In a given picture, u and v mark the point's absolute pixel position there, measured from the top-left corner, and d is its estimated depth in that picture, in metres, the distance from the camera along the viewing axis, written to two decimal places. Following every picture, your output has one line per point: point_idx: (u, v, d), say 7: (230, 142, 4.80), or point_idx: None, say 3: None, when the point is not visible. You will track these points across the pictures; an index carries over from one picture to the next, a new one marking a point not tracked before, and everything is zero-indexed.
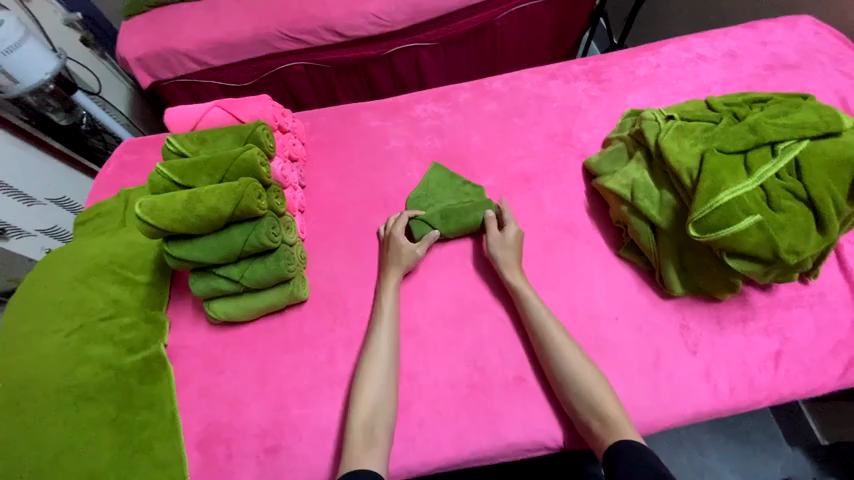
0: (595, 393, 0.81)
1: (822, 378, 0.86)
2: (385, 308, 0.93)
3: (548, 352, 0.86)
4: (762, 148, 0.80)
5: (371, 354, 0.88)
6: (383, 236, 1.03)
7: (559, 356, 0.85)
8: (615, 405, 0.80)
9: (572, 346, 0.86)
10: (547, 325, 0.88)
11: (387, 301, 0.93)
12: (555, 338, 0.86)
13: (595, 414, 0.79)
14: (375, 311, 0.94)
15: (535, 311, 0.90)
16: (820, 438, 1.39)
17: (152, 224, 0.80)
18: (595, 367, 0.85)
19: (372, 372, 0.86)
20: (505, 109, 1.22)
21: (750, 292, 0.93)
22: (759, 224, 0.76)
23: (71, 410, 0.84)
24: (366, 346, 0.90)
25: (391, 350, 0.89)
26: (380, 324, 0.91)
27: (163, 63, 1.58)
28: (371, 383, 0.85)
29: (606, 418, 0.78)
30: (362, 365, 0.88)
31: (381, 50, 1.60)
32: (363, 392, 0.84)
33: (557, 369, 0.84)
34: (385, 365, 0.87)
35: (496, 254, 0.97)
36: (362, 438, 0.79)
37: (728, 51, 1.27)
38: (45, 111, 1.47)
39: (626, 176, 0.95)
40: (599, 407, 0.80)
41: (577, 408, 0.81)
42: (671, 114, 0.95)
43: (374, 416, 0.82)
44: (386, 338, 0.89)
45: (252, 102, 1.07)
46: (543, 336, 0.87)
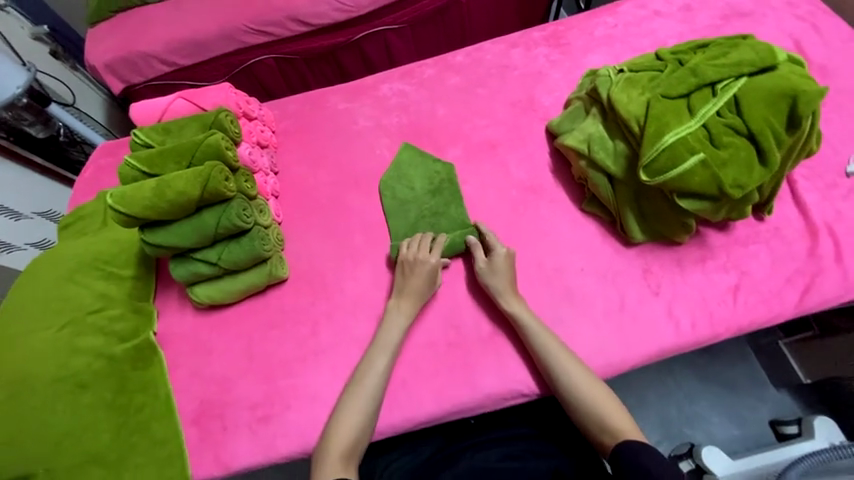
0: (599, 406, 0.81)
1: (779, 306, 0.91)
2: (383, 340, 0.91)
3: (551, 373, 0.86)
4: (703, 90, 0.85)
5: (358, 384, 0.87)
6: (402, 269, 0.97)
7: (562, 375, 0.85)
8: (620, 414, 0.81)
9: (573, 363, 0.85)
10: (547, 346, 0.87)
11: (384, 336, 0.91)
12: (557, 358, 0.86)
13: (605, 429, 0.80)
14: (371, 346, 0.91)
15: (533, 333, 0.88)
16: (802, 378, 1.33)
17: (125, 213, 0.85)
18: (600, 382, 0.84)
19: (355, 402, 0.85)
20: (468, 81, 1.24)
21: (709, 233, 0.96)
22: (703, 161, 0.80)
23: (70, 398, 0.89)
24: (354, 376, 0.89)
25: (379, 382, 0.88)
26: (373, 357, 0.89)
27: (131, 66, 1.58)
28: (354, 411, 0.84)
29: (613, 430, 0.79)
30: (347, 393, 0.87)
31: (348, 36, 1.60)
32: (342, 419, 0.84)
33: (561, 387, 0.85)
34: (373, 396, 0.86)
35: (488, 278, 0.94)
36: (339, 464, 0.80)
37: (684, 4, 1.28)
38: (22, 126, 1.46)
39: (582, 132, 0.98)
40: (605, 418, 0.80)
41: (584, 422, 0.83)
42: (621, 68, 0.99)
43: (352, 442, 0.82)
44: (376, 370, 0.88)
45: (213, 91, 1.11)
46: (544, 357, 0.87)
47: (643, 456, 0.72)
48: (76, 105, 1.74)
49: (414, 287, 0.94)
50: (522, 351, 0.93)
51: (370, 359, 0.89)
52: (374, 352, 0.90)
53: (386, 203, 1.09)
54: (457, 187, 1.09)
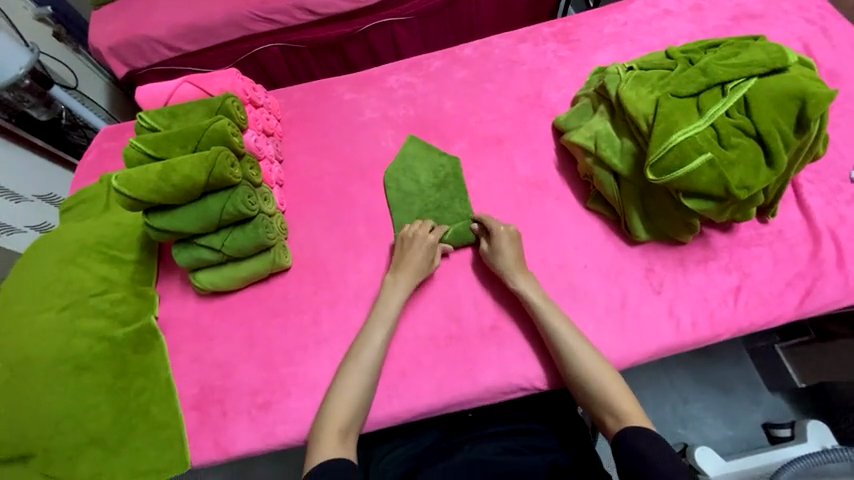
0: (607, 389, 0.82)
1: (779, 309, 0.91)
2: (380, 315, 0.91)
3: (560, 355, 0.86)
4: (713, 89, 0.85)
5: (354, 359, 0.88)
6: (399, 246, 0.99)
7: (571, 357, 0.85)
8: (628, 399, 0.81)
9: (584, 346, 0.86)
10: (558, 328, 0.87)
11: (382, 312, 0.92)
12: (567, 341, 0.86)
13: (609, 409, 0.80)
14: (369, 320, 0.92)
15: (544, 315, 0.89)
16: (797, 381, 1.39)
17: (129, 196, 0.85)
18: (607, 363, 0.85)
19: (351, 377, 0.86)
20: (476, 75, 1.24)
21: (712, 234, 0.97)
22: (711, 161, 0.80)
23: (70, 379, 0.89)
24: (350, 352, 0.89)
25: (376, 357, 0.88)
26: (370, 332, 0.90)
27: (136, 50, 1.57)
28: (351, 386, 0.85)
29: (620, 414, 0.79)
30: (343, 369, 0.88)
31: (355, 26, 1.59)
32: (339, 393, 0.85)
33: (570, 369, 0.85)
34: (369, 372, 0.87)
35: (498, 261, 0.94)
36: (335, 439, 0.80)
37: (694, 4, 1.27)
38: (24, 107, 1.46)
39: (590, 129, 0.98)
40: (613, 402, 0.81)
41: (590, 404, 0.83)
42: (630, 65, 0.99)
43: (349, 418, 0.83)
44: (371, 344, 0.88)
45: (220, 77, 1.10)
46: (554, 338, 0.87)
47: (642, 446, 0.73)
48: (78, 89, 1.73)
49: (412, 262, 0.95)
50: (523, 345, 0.93)
51: (367, 333, 0.90)
52: (371, 327, 0.90)
53: (390, 195, 1.09)
54: (462, 181, 1.09)
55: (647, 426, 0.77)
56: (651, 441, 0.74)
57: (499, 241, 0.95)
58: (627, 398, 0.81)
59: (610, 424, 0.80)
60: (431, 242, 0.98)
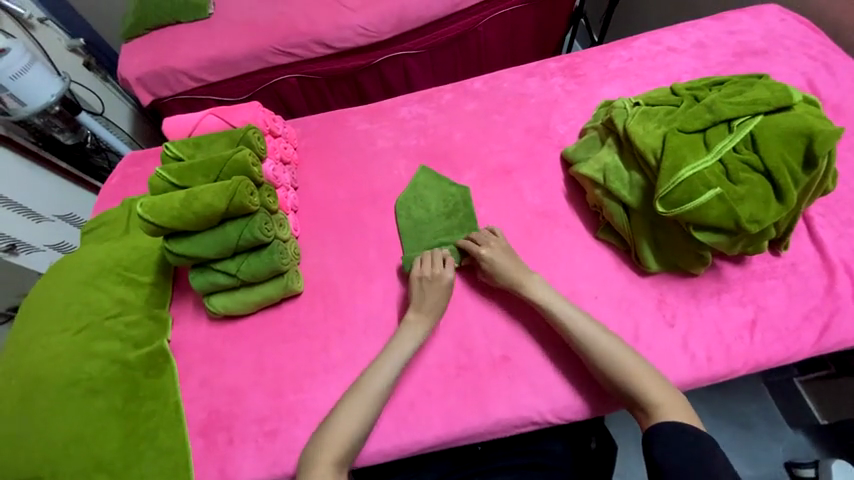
0: (638, 384, 0.81)
1: (797, 343, 0.89)
2: (396, 352, 0.90)
3: (586, 354, 0.86)
4: (720, 126, 0.87)
5: (360, 391, 0.86)
6: (413, 280, 0.99)
7: (597, 356, 0.85)
8: (660, 392, 0.80)
9: (605, 337, 0.86)
10: (580, 327, 0.88)
11: (397, 346, 0.91)
12: (591, 339, 0.86)
13: (638, 401, 0.81)
14: (383, 351, 0.91)
15: (564, 317, 0.90)
16: (819, 418, 1.34)
17: (152, 222, 0.88)
18: (631, 350, 0.85)
19: (356, 408, 0.84)
20: (486, 107, 1.28)
21: (724, 265, 0.96)
22: (719, 196, 0.81)
23: (81, 403, 0.89)
24: (357, 382, 0.88)
25: (381, 389, 0.87)
26: (380, 367, 0.89)
27: (163, 81, 1.66)
28: (351, 418, 0.84)
29: (652, 409, 0.79)
30: (347, 399, 0.86)
31: (369, 59, 1.67)
32: (339, 420, 0.84)
33: (597, 367, 0.85)
34: (372, 405, 0.85)
35: (500, 267, 0.96)
36: (328, 474, 0.78)
37: (697, 41, 1.32)
38: (52, 132, 1.54)
39: (598, 161, 1.00)
40: (644, 398, 0.80)
41: (623, 398, 0.84)
42: (637, 101, 1.02)
43: (345, 451, 0.81)
44: (380, 376, 0.87)
45: (244, 109, 1.16)
46: (574, 337, 0.88)
47: (658, 447, 0.73)
48: (104, 115, 1.81)
49: (426, 311, 0.95)
50: (535, 376, 0.92)
51: (377, 367, 0.89)
52: (383, 359, 0.90)
53: (401, 223, 1.11)
54: (472, 210, 1.11)
55: (679, 419, 0.76)
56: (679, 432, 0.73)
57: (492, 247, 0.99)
58: (661, 390, 0.80)
59: (644, 420, 0.80)
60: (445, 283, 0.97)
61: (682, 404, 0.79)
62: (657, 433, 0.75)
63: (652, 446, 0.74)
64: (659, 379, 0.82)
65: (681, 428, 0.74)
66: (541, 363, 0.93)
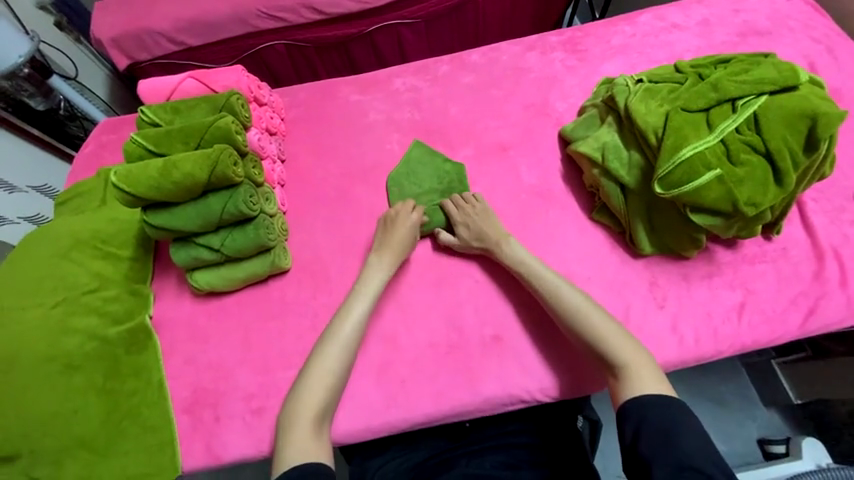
0: (609, 346, 0.82)
1: (783, 326, 0.91)
2: (363, 288, 0.92)
3: (560, 315, 0.88)
4: (724, 105, 0.84)
5: (332, 338, 0.86)
6: (385, 220, 1.00)
7: (572, 317, 0.86)
8: (631, 354, 0.80)
9: (578, 295, 0.88)
10: (556, 288, 0.89)
11: (365, 289, 0.92)
12: (566, 298, 0.88)
13: (610, 366, 0.81)
14: (350, 294, 0.92)
15: (537, 276, 0.92)
16: (793, 398, 1.37)
17: (128, 193, 0.83)
18: (603, 311, 0.87)
19: (330, 354, 0.85)
20: (483, 81, 1.23)
21: (717, 249, 0.96)
22: (719, 178, 0.79)
23: (60, 379, 0.87)
24: (328, 330, 0.88)
25: (353, 336, 0.87)
26: (350, 308, 0.90)
27: (139, 43, 1.54)
28: (327, 369, 0.84)
29: (622, 371, 0.80)
30: (320, 348, 0.86)
31: (362, 27, 1.58)
32: (317, 371, 0.83)
33: (570, 326, 0.87)
34: (346, 352, 0.86)
35: (477, 229, 0.98)
36: (309, 427, 0.78)
37: (701, 19, 1.28)
38: (21, 96, 1.43)
39: (597, 140, 0.98)
40: (614, 360, 0.81)
41: (597, 362, 0.84)
42: (640, 78, 0.98)
43: (324, 403, 0.81)
44: (351, 318, 0.88)
45: (226, 73, 1.08)
46: (548, 296, 0.90)
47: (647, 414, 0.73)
48: (78, 80, 1.69)
49: (392, 243, 0.96)
50: (525, 357, 0.92)
51: (348, 306, 0.90)
52: (351, 301, 0.91)
53: (393, 200, 1.08)
54: (467, 189, 1.08)
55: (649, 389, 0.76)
56: (652, 405, 0.73)
57: (469, 211, 1.00)
58: (633, 354, 0.81)
59: (615, 385, 0.80)
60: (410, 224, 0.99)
61: (655, 379, 0.78)
62: (633, 414, 0.74)
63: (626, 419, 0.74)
64: (633, 343, 0.82)
65: (651, 401, 0.74)
66: (531, 344, 0.93)
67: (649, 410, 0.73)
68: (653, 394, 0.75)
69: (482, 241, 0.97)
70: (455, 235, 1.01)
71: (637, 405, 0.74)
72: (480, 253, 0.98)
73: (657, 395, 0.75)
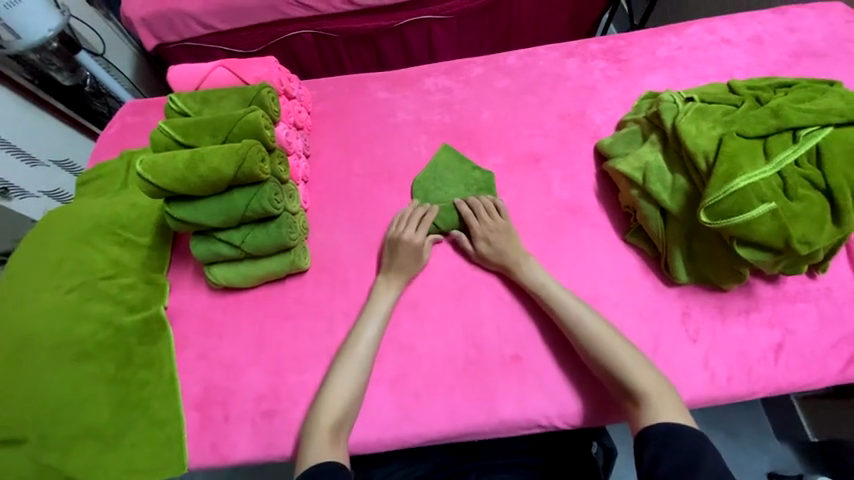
0: (626, 372, 0.79)
1: (821, 371, 0.86)
2: (373, 310, 0.91)
3: (577, 339, 0.85)
4: (783, 134, 0.79)
5: (346, 356, 0.87)
6: (389, 238, 0.97)
7: (590, 344, 0.83)
8: (650, 382, 0.78)
9: (593, 317, 0.85)
10: (575, 311, 0.86)
11: (374, 314, 0.90)
12: (580, 319, 0.85)
13: (628, 392, 0.79)
14: (360, 319, 0.91)
15: (553, 294, 0.89)
16: (810, 435, 1.34)
17: (152, 183, 0.81)
18: (618, 334, 0.84)
19: (345, 372, 0.84)
20: (518, 86, 1.18)
21: (756, 283, 0.91)
22: (773, 211, 0.75)
23: (73, 365, 0.86)
24: (342, 349, 0.88)
25: (368, 355, 0.87)
26: (363, 328, 0.89)
27: (168, 24, 1.51)
28: (342, 385, 0.83)
29: (642, 398, 0.77)
30: (335, 366, 0.86)
31: (393, 21, 1.53)
32: (333, 389, 0.83)
33: (585, 350, 0.84)
34: (361, 369, 0.85)
35: (497, 246, 0.94)
36: (326, 439, 0.78)
37: (753, 35, 1.21)
38: (48, 71, 1.42)
39: (639, 158, 0.93)
40: (632, 386, 0.79)
41: (613, 387, 0.81)
42: (690, 96, 0.92)
43: (341, 417, 0.81)
44: (364, 339, 0.88)
45: (257, 64, 1.05)
46: (563, 315, 0.87)
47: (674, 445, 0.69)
48: (106, 57, 1.67)
49: (399, 267, 0.94)
50: (545, 380, 0.89)
51: (360, 327, 0.89)
52: (363, 322, 0.90)
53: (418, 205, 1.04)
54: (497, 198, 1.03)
55: (672, 418, 0.73)
56: (675, 434, 0.70)
57: (490, 226, 0.96)
58: (654, 382, 0.78)
59: (636, 413, 0.77)
60: (417, 242, 0.96)
61: (677, 406, 0.76)
62: (655, 437, 0.71)
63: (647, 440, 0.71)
64: (652, 372, 0.80)
65: (676, 429, 0.71)
66: (551, 366, 0.89)
67: (670, 435, 0.70)
68: (675, 421, 0.72)
69: (502, 256, 0.94)
70: (474, 248, 0.98)
71: (657, 432, 0.71)
72: (498, 271, 0.96)
73: (680, 424, 0.72)
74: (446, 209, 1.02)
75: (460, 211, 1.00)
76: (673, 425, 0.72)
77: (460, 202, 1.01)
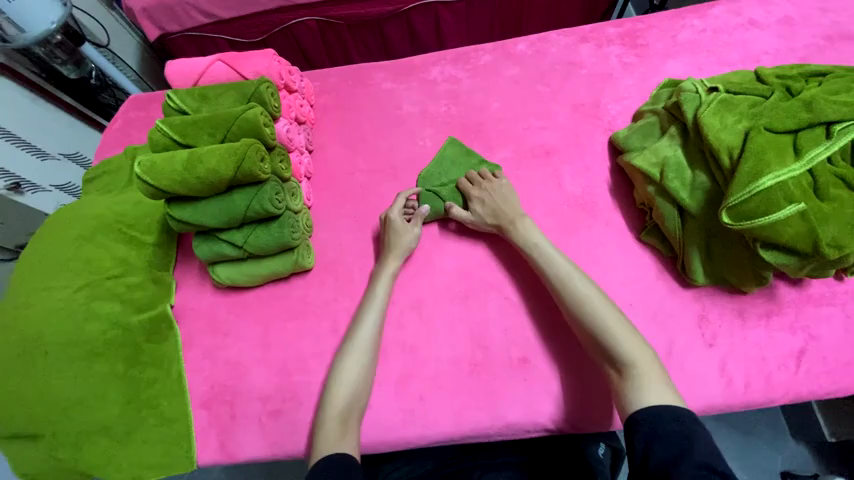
0: (614, 340, 0.77)
1: (845, 379, 0.82)
2: (373, 296, 0.89)
3: (564, 302, 0.83)
4: (816, 128, 0.74)
5: (350, 343, 0.86)
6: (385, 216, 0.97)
7: (578, 307, 0.81)
8: (638, 353, 0.75)
9: (584, 282, 0.83)
10: (565, 274, 0.85)
11: (373, 299, 0.89)
12: (571, 284, 0.83)
13: (613, 360, 0.76)
14: (361, 306, 0.90)
15: (543, 257, 0.87)
16: (826, 435, 1.29)
17: (152, 184, 0.79)
18: (611, 302, 0.82)
19: (352, 358, 0.84)
20: (529, 75, 1.12)
21: (779, 285, 0.87)
22: (802, 213, 0.70)
23: (83, 364, 0.87)
24: (346, 337, 0.87)
25: (371, 339, 0.86)
26: (364, 314, 0.88)
27: (170, 13, 1.48)
28: (348, 371, 0.83)
29: (627, 369, 0.74)
30: (340, 355, 0.86)
31: (398, 6, 1.47)
32: (337, 381, 0.82)
33: (572, 312, 0.82)
34: (365, 355, 0.85)
35: (494, 207, 0.93)
36: (335, 425, 0.78)
37: (784, 16, 1.12)
38: (53, 64, 1.40)
39: (656, 154, 0.88)
40: (620, 356, 0.76)
41: (599, 355, 0.79)
42: (714, 85, 0.86)
43: (348, 403, 0.80)
44: (366, 325, 0.87)
45: (256, 57, 1.01)
46: (552, 278, 0.85)
47: (662, 430, 0.65)
48: (110, 48, 1.65)
49: (393, 240, 0.94)
50: (552, 384, 0.86)
51: (362, 312, 0.88)
52: (364, 310, 0.89)
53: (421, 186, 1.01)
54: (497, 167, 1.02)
55: (657, 396, 0.70)
56: (661, 418, 0.66)
57: (486, 190, 0.96)
58: (641, 354, 0.75)
59: (619, 382, 0.75)
60: (399, 221, 0.94)
61: (664, 382, 0.72)
62: (643, 426, 0.67)
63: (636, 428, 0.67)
64: (641, 342, 0.76)
65: (661, 414, 0.67)
66: (558, 370, 0.87)
67: (658, 421, 0.66)
68: (659, 404, 0.68)
69: (496, 218, 0.93)
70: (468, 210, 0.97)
71: (643, 416, 0.68)
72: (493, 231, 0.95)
73: (665, 406, 0.68)
74: (450, 187, 1.00)
75: (460, 185, 0.99)
76: (659, 408, 0.68)
77: (463, 177, 1.00)
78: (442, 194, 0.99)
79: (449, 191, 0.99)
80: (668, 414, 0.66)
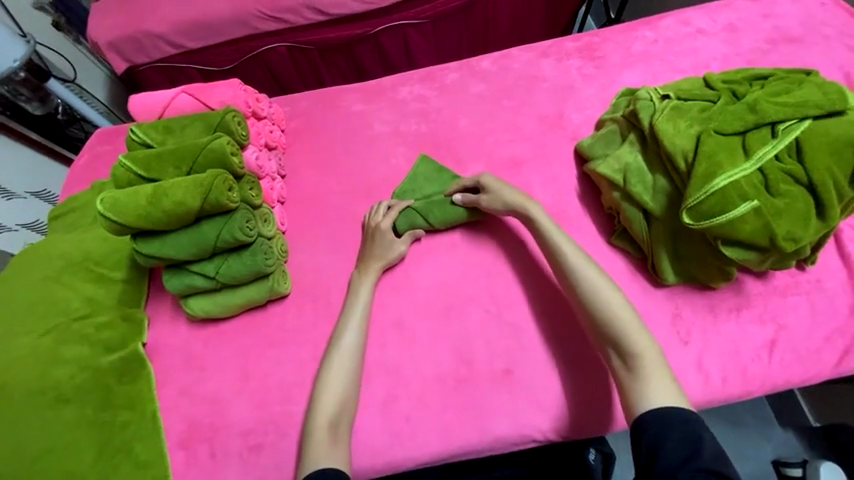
0: (627, 336, 0.77)
1: (817, 366, 0.85)
2: (354, 305, 0.90)
3: (579, 294, 0.82)
4: (762, 129, 0.78)
5: (335, 352, 0.86)
6: (366, 226, 0.99)
7: (593, 299, 0.81)
8: (647, 351, 0.75)
9: (599, 275, 0.83)
10: (578, 267, 0.84)
11: (354, 307, 0.90)
12: (586, 277, 0.82)
13: (622, 355, 0.77)
14: (342, 315, 0.90)
15: (556, 251, 0.86)
16: (811, 421, 1.32)
17: (115, 221, 0.78)
18: (623, 297, 0.82)
19: (338, 366, 0.84)
20: (494, 90, 1.16)
21: (746, 279, 0.89)
22: (756, 210, 0.73)
23: (50, 411, 0.83)
24: (330, 347, 0.87)
25: (355, 348, 0.87)
26: (346, 321, 0.89)
27: (137, 46, 1.48)
28: (334, 379, 0.83)
29: (636, 363, 0.75)
30: (325, 365, 0.86)
31: (366, 28, 1.51)
32: (323, 393, 0.82)
33: (586, 305, 0.81)
34: (351, 364, 0.85)
35: (508, 201, 0.93)
36: (325, 437, 0.78)
37: (728, 23, 1.19)
38: (18, 102, 1.37)
39: (619, 160, 0.91)
40: (629, 352, 0.76)
41: (607, 348, 0.79)
42: (666, 93, 0.91)
43: (337, 413, 0.81)
44: (349, 335, 0.87)
45: (222, 87, 1.02)
46: (565, 271, 0.84)
47: (673, 435, 0.66)
48: (77, 82, 1.64)
49: (376, 253, 0.95)
50: (537, 394, 0.86)
51: (345, 321, 0.89)
52: (345, 318, 0.89)
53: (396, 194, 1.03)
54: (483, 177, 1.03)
55: (664, 395, 0.71)
56: (669, 421, 0.67)
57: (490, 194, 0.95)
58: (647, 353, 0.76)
59: (625, 375, 0.75)
60: (386, 231, 0.96)
61: (670, 380, 0.73)
62: (652, 428, 0.67)
63: (643, 430, 0.68)
64: (650, 340, 0.77)
65: (667, 415, 0.68)
66: (541, 378, 0.87)
67: (667, 424, 0.67)
68: (666, 405, 0.69)
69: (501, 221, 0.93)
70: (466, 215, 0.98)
71: (652, 416, 0.68)
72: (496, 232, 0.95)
73: (670, 405, 0.69)
74: (423, 202, 1.00)
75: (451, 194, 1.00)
76: (669, 408, 0.69)
77: (460, 183, 1.00)
78: (417, 208, 0.99)
79: (422, 203, 0.99)
80: (677, 416, 0.67)
